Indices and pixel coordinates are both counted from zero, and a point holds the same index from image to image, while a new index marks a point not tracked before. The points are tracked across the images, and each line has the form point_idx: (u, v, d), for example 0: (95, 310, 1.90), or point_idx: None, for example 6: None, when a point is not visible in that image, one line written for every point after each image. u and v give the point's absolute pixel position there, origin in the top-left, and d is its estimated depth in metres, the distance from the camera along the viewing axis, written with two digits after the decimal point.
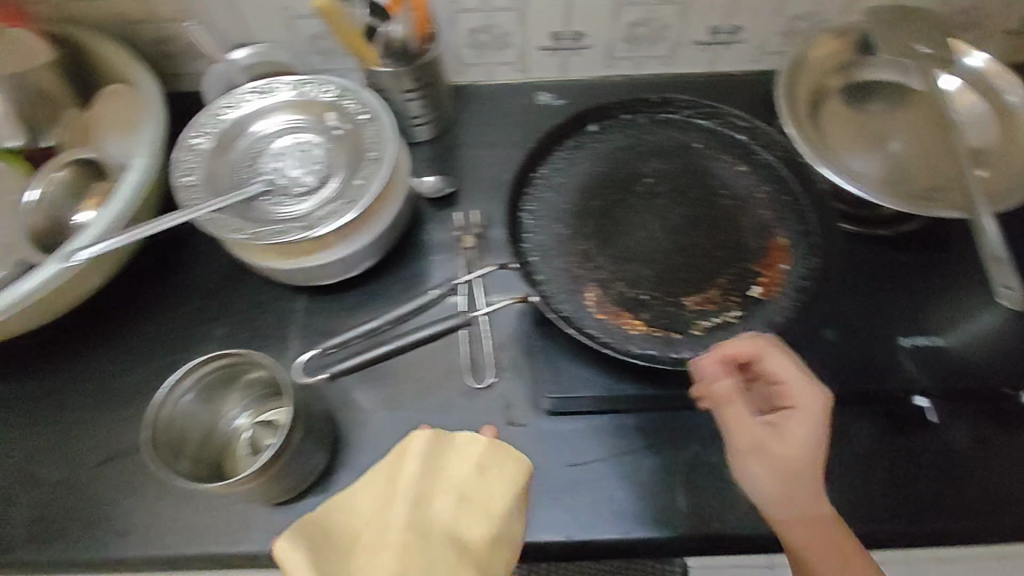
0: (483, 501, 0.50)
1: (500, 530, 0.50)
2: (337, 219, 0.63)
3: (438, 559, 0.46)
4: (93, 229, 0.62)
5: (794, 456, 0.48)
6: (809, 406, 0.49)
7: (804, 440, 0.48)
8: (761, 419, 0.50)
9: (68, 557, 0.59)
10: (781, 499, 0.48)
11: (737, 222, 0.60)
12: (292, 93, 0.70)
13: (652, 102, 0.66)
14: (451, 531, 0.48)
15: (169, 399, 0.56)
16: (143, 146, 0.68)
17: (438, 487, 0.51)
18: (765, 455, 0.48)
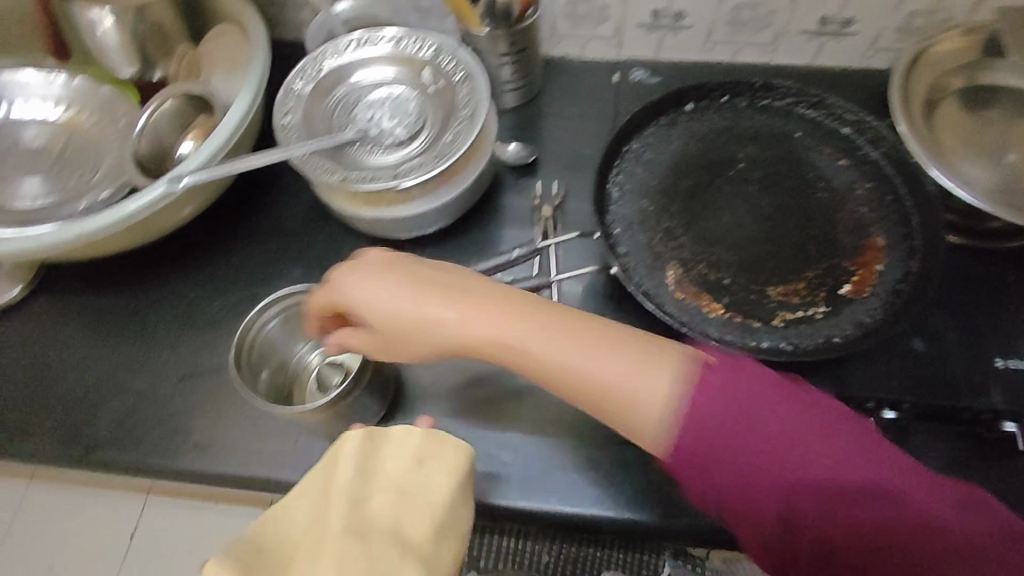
0: (424, 492, 0.48)
1: (444, 521, 0.47)
2: (424, 173, 0.64)
3: (380, 554, 0.42)
4: (198, 157, 0.65)
5: (465, 333, 0.48)
6: (380, 274, 0.50)
7: (444, 305, 0.48)
8: (400, 289, 0.49)
9: (144, 462, 0.63)
10: (533, 361, 0.46)
11: (831, 217, 0.58)
12: (392, 46, 0.71)
13: (754, 86, 0.64)
14: (392, 526, 0.45)
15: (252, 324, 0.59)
16: (248, 85, 0.70)
17: (331, 281, 0.52)
18: (463, 337, 0.48)
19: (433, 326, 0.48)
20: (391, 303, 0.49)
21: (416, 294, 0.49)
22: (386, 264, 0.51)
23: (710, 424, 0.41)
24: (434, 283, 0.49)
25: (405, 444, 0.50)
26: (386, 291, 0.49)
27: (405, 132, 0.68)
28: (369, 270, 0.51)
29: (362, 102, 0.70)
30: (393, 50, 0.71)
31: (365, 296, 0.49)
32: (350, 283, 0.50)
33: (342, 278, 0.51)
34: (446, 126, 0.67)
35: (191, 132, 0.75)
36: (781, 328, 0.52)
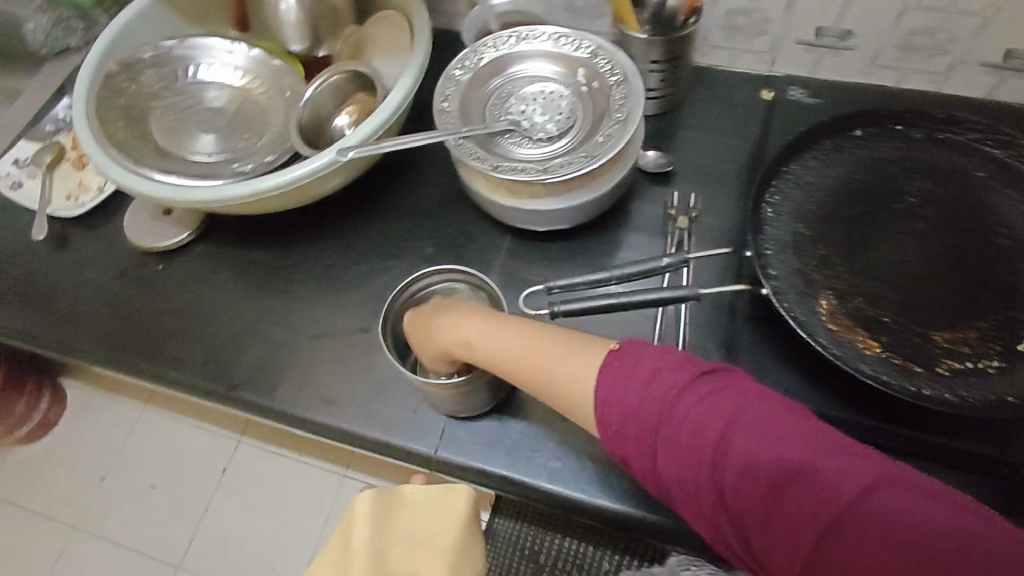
0: (435, 537, 0.61)
1: (455, 557, 0.60)
2: (572, 170, 0.64)
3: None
4: (361, 132, 0.69)
5: (506, 353, 0.52)
6: (471, 315, 0.55)
7: (518, 330, 0.53)
8: (476, 320, 0.55)
9: (277, 408, 0.68)
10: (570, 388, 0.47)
11: (1013, 266, 0.53)
12: (550, 43, 0.72)
13: (935, 117, 0.60)
14: (409, 573, 0.60)
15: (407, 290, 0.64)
16: (411, 68, 0.74)
17: (433, 308, 0.59)
18: (512, 363, 0.52)
19: (496, 353, 0.52)
20: (471, 329, 0.54)
21: (492, 328, 0.54)
22: (467, 306, 0.57)
23: (686, 430, 0.40)
24: (503, 317, 0.54)
25: (426, 504, 0.62)
26: (473, 322, 0.55)
27: (555, 129, 0.69)
28: (447, 300, 0.59)
29: (515, 95, 0.72)
30: (551, 47, 0.72)
31: (450, 326, 0.56)
32: (438, 304, 0.59)
33: (426, 303, 0.60)
34: (597, 127, 0.68)
35: (348, 108, 0.80)
36: (946, 377, 0.49)
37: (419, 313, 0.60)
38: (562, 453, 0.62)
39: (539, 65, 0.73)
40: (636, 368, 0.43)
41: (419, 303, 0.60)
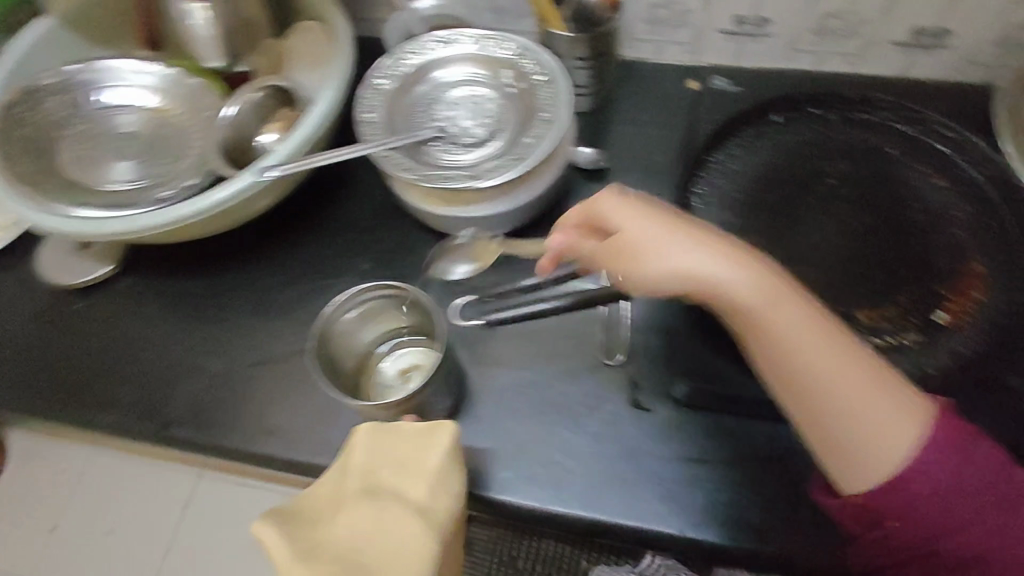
0: (419, 462, 0.54)
1: (438, 480, 0.54)
2: (502, 174, 0.63)
3: (383, 507, 0.52)
4: (282, 150, 0.67)
5: (790, 342, 0.45)
6: (689, 244, 0.47)
7: (801, 316, 0.45)
8: (731, 272, 0.46)
9: (217, 443, 0.65)
10: (829, 383, 0.44)
11: (927, 239, 0.55)
12: (473, 46, 0.71)
13: (848, 99, 0.62)
14: (395, 491, 0.54)
15: (336, 313, 0.60)
16: (331, 80, 0.71)
17: (670, 239, 0.47)
18: (761, 337, 0.46)
19: (771, 335, 0.45)
20: (724, 275, 0.46)
21: (752, 291, 0.45)
22: (739, 261, 0.47)
23: (878, 445, 0.44)
24: (778, 291, 0.46)
25: (411, 430, 0.55)
26: (732, 290, 0.46)
27: (483, 132, 0.68)
28: (655, 218, 0.48)
29: (441, 101, 0.70)
30: (473, 49, 0.71)
31: (727, 282, 0.46)
32: (664, 228, 0.47)
33: (642, 219, 0.48)
34: (524, 128, 0.67)
35: (274, 124, 0.77)
36: (871, 352, 0.51)
37: (643, 228, 0.48)
38: (514, 460, 0.62)
39: (464, 68, 0.72)
40: (901, 420, 0.44)
41: (636, 217, 0.48)
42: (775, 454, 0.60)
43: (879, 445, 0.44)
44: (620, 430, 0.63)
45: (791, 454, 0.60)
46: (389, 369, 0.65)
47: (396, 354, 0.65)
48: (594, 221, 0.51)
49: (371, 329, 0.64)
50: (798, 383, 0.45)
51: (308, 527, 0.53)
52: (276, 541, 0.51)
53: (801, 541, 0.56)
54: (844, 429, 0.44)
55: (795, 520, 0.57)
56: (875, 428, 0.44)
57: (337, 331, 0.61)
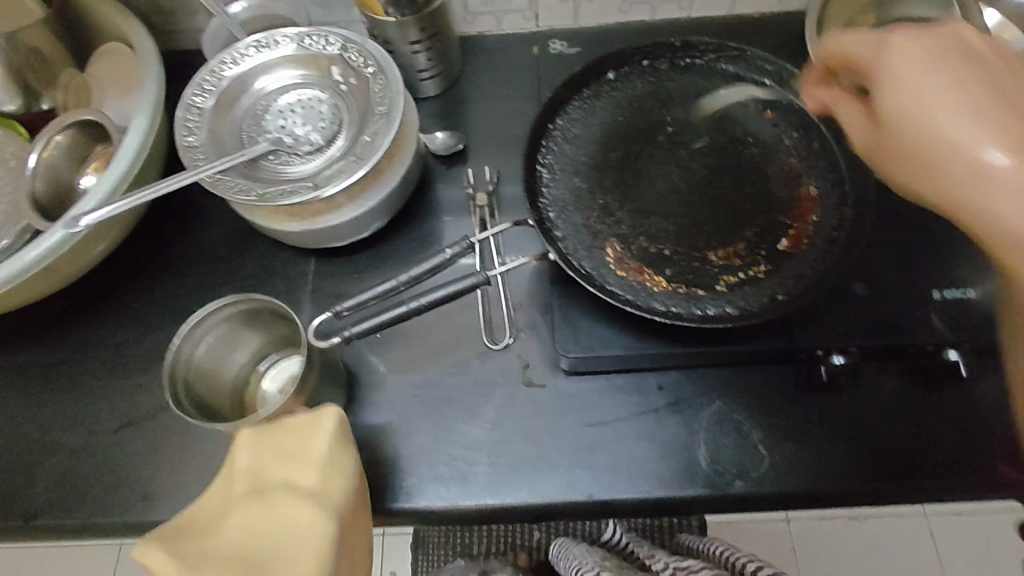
0: (303, 453, 0.52)
1: (328, 471, 0.51)
2: (345, 178, 0.60)
3: (277, 501, 0.50)
4: (95, 193, 0.60)
5: (962, 119, 0.40)
6: (921, 39, 0.43)
7: (944, 83, 0.41)
8: (923, 56, 0.42)
9: (92, 521, 0.60)
10: (956, 149, 0.40)
11: (764, 172, 0.58)
12: (293, 46, 0.67)
13: (674, 45, 0.63)
14: (287, 482, 0.51)
15: (184, 347, 0.56)
16: (142, 106, 0.65)
17: (920, 62, 0.42)
18: (899, 98, 0.42)
19: (905, 82, 0.42)
20: (937, 104, 0.41)
21: (984, 106, 0.40)
22: (940, 60, 0.42)
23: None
24: (977, 74, 0.41)
25: (295, 420, 0.53)
26: (918, 61, 0.42)
27: (321, 137, 0.64)
28: (918, 27, 0.43)
29: (271, 111, 0.66)
30: (295, 51, 0.66)
31: (915, 78, 0.42)
32: (912, 25, 0.43)
33: (905, 30, 0.43)
34: (363, 126, 0.64)
35: (91, 165, 0.69)
36: (726, 291, 0.53)
37: (902, 51, 0.43)
38: (416, 466, 0.61)
39: (289, 72, 0.67)
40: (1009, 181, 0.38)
41: (894, 27, 0.44)
42: (666, 403, 0.61)
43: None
44: (517, 412, 0.62)
45: (681, 399, 0.61)
46: (267, 387, 0.61)
47: (272, 372, 0.61)
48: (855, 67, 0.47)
49: (233, 355, 0.60)
50: (955, 200, 0.41)
51: (195, 538, 0.49)
52: (163, 565, 0.47)
53: (699, 480, 0.58)
54: (986, 194, 0.39)
55: (692, 462, 0.59)
56: (1011, 249, 0.38)
57: (195, 370, 0.57)
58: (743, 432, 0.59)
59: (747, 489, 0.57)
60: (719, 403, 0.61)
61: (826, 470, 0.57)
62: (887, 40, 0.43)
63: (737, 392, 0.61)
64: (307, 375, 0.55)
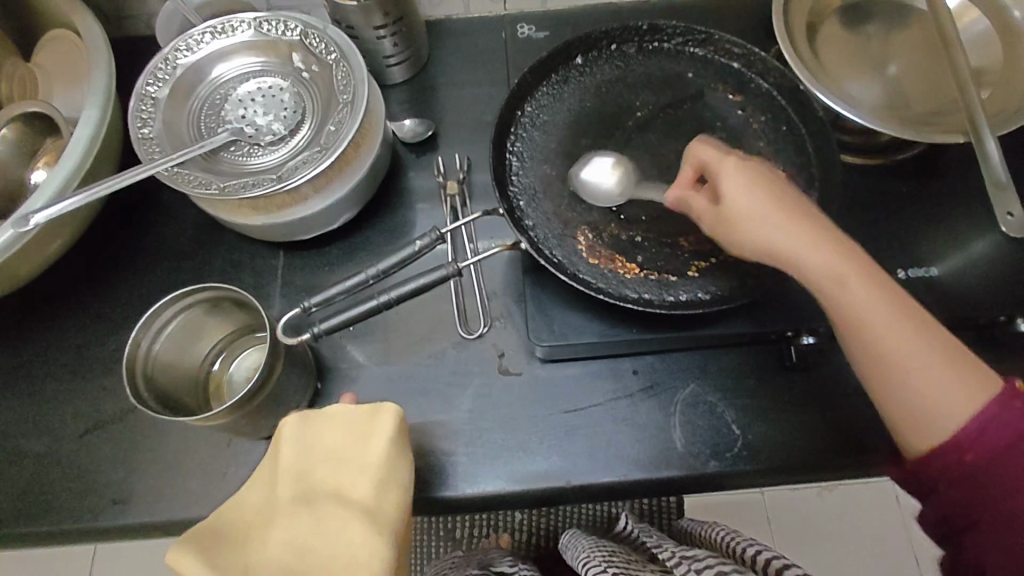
0: (359, 458, 0.51)
1: (381, 477, 0.51)
2: (309, 169, 0.59)
3: (324, 513, 0.49)
4: (45, 189, 0.57)
5: (820, 275, 0.45)
6: (740, 176, 0.48)
7: (863, 289, 0.45)
8: (788, 229, 0.46)
9: (62, 527, 0.58)
10: (852, 306, 0.45)
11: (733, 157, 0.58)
12: (251, 32, 0.64)
13: (642, 29, 0.62)
14: (335, 491, 0.51)
15: (143, 342, 0.54)
16: (92, 97, 0.62)
17: (782, 227, 0.46)
18: (788, 251, 0.46)
19: (817, 258, 0.45)
20: (811, 263, 0.46)
21: (821, 256, 0.45)
22: (812, 241, 0.46)
23: (912, 399, 0.43)
24: (863, 274, 0.45)
25: (349, 420, 0.52)
26: (815, 250, 0.46)
27: (283, 127, 0.62)
28: (755, 193, 0.48)
29: (230, 100, 0.63)
30: (253, 37, 0.64)
31: (782, 239, 0.46)
32: (763, 202, 0.47)
33: (751, 198, 0.47)
34: (327, 115, 0.62)
35: (42, 159, 0.66)
36: (697, 275, 0.54)
37: (772, 232, 0.47)
38: None
39: (247, 59, 0.65)
40: (909, 338, 0.43)
41: (739, 186, 0.48)
42: (641, 387, 0.62)
43: (946, 398, 0.42)
44: (494, 401, 0.62)
45: (655, 382, 0.62)
46: (232, 372, 0.60)
47: (234, 362, 0.60)
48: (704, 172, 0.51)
49: (198, 343, 0.58)
50: (871, 363, 0.45)
51: (237, 549, 0.48)
52: (201, 571, 0.45)
53: (674, 462, 0.59)
54: (903, 356, 0.43)
55: (667, 444, 0.60)
56: (937, 415, 0.43)
57: (154, 367, 0.55)
58: (716, 412, 0.60)
59: (721, 468, 0.58)
60: (693, 384, 0.61)
61: (795, 447, 0.59)
62: (749, 203, 0.47)
63: (709, 373, 0.62)
64: (274, 365, 0.54)
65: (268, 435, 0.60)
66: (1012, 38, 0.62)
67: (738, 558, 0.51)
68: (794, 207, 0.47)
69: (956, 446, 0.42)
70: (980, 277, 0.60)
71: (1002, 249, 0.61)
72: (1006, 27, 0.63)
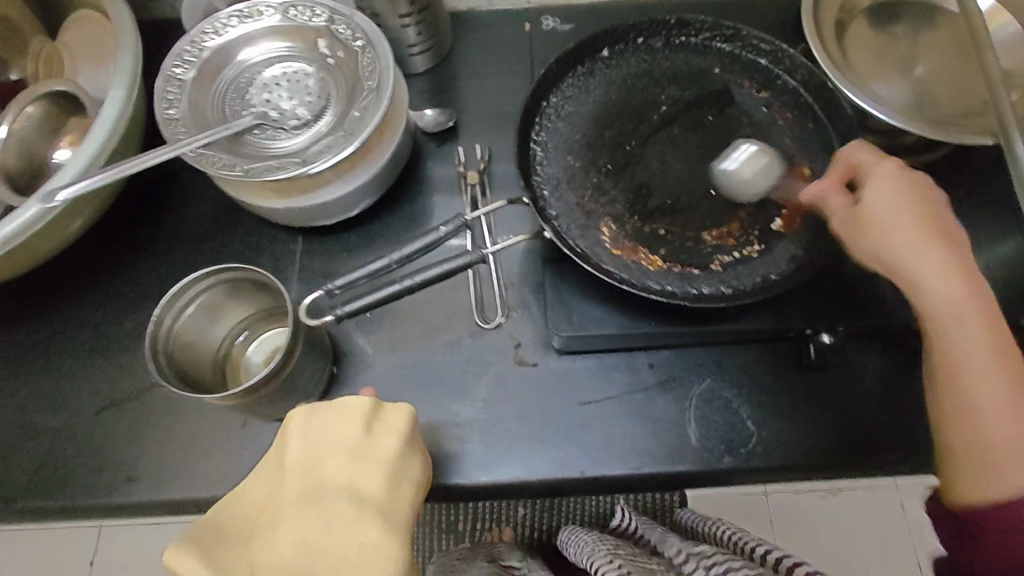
0: (370, 452, 0.48)
1: (393, 473, 0.48)
2: (333, 153, 0.59)
3: (333, 509, 0.44)
4: (72, 167, 0.58)
5: (936, 293, 0.46)
6: (902, 181, 0.49)
7: (968, 286, 0.46)
8: (908, 233, 0.47)
9: (77, 503, 0.58)
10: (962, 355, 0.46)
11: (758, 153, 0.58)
12: (278, 17, 0.64)
13: (669, 23, 0.62)
14: (345, 486, 0.46)
15: (166, 318, 0.54)
16: (120, 76, 0.62)
17: (904, 234, 0.47)
18: (912, 260, 0.47)
19: (944, 286, 0.46)
20: (932, 275, 0.47)
21: (943, 278, 0.46)
22: (933, 236, 0.47)
23: (1013, 431, 0.44)
24: (978, 297, 0.46)
25: (360, 411, 0.49)
26: (933, 269, 0.47)
27: (307, 111, 0.62)
28: (912, 205, 0.48)
29: (255, 83, 0.64)
30: (280, 22, 0.64)
31: (908, 242, 0.47)
32: (907, 204, 0.48)
33: (901, 207, 0.48)
34: (351, 101, 0.62)
35: (65, 138, 0.65)
36: (720, 270, 0.53)
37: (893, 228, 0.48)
38: None
39: (274, 43, 0.65)
40: (987, 387, 0.45)
41: (895, 189, 0.49)
42: (657, 381, 0.62)
43: (994, 432, 0.44)
44: (509, 392, 0.62)
45: (671, 377, 0.62)
46: (252, 355, 0.60)
47: (254, 344, 0.60)
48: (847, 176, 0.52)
49: (218, 325, 0.59)
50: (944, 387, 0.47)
51: (241, 546, 0.45)
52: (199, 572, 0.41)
53: (689, 456, 0.59)
54: (976, 399, 0.45)
55: (682, 439, 0.59)
56: (993, 428, 0.44)
57: (176, 344, 0.56)
58: (732, 409, 0.60)
59: (735, 464, 0.58)
60: (709, 380, 0.61)
61: (812, 446, 0.58)
62: (887, 203, 0.48)
63: (726, 369, 0.61)
64: (293, 347, 0.54)
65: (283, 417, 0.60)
66: None
67: (743, 552, 0.50)
68: (937, 219, 0.48)
69: (962, 421, 0.46)
70: (1002, 283, 0.60)
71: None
72: None
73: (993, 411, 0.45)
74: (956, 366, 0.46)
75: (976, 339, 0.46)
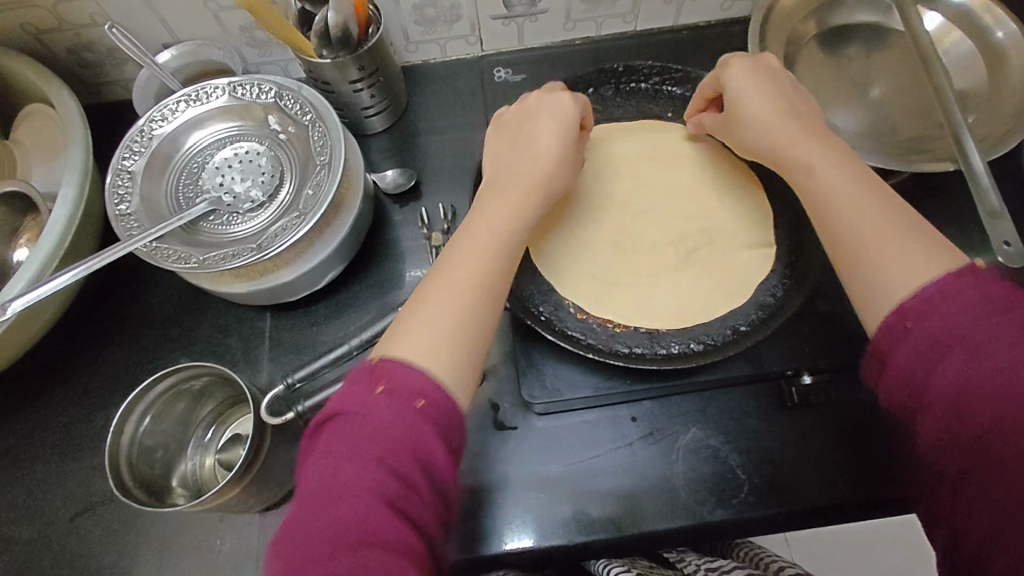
0: (723, 185, 0.64)
1: (721, 212, 0.63)
2: (290, 236, 0.57)
3: (724, 201, 0.63)
4: (23, 275, 0.57)
5: (548, 172, 0.56)
6: (548, 135, 0.57)
7: (794, 132, 0.53)
8: (784, 112, 0.54)
9: None
10: (533, 174, 0.56)
11: (711, 209, 0.63)
12: (226, 98, 0.63)
13: (618, 71, 0.67)
14: (743, 240, 0.61)
15: (127, 425, 0.53)
16: (69, 175, 0.62)
17: (689, 186, 0.64)
18: (764, 139, 0.54)
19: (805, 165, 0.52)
20: (507, 225, 0.53)
21: (767, 132, 0.54)
22: (557, 165, 0.56)
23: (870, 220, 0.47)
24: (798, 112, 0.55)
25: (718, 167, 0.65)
26: (449, 311, 0.48)
27: (262, 193, 0.62)
28: (516, 161, 0.57)
29: (208, 167, 0.63)
30: (228, 102, 0.63)
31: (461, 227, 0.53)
32: (806, 142, 0.52)
33: (767, 105, 0.55)
34: (306, 178, 0.61)
35: (24, 237, 0.65)
36: (688, 330, 0.58)
37: (493, 153, 0.59)
38: None
39: (224, 124, 0.64)
40: (379, 398, 0.42)
41: (761, 107, 0.55)
42: (641, 434, 0.60)
43: (889, 259, 0.44)
44: (490, 461, 0.59)
45: (656, 430, 0.60)
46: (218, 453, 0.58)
47: (223, 434, 0.60)
48: (532, 118, 0.59)
49: (177, 428, 0.58)
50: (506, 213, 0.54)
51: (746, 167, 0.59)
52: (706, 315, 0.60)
53: (681, 513, 0.57)
54: (772, 145, 0.54)
55: (671, 494, 0.58)
56: (830, 184, 0.50)
57: (138, 450, 0.55)
58: (720, 458, 0.59)
59: (727, 517, 0.56)
60: (694, 430, 0.60)
61: (807, 489, 0.57)
62: (491, 145, 0.60)
63: (710, 418, 0.60)
64: (261, 440, 0.53)
65: (261, 509, 0.59)
66: (997, 62, 0.62)
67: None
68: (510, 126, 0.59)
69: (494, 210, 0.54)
70: None
71: (997, 269, 0.61)
72: (988, 51, 0.62)
73: (534, 145, 0.57)
74: (501, 183, 0.56)
75: (534, 157, 0.57)
